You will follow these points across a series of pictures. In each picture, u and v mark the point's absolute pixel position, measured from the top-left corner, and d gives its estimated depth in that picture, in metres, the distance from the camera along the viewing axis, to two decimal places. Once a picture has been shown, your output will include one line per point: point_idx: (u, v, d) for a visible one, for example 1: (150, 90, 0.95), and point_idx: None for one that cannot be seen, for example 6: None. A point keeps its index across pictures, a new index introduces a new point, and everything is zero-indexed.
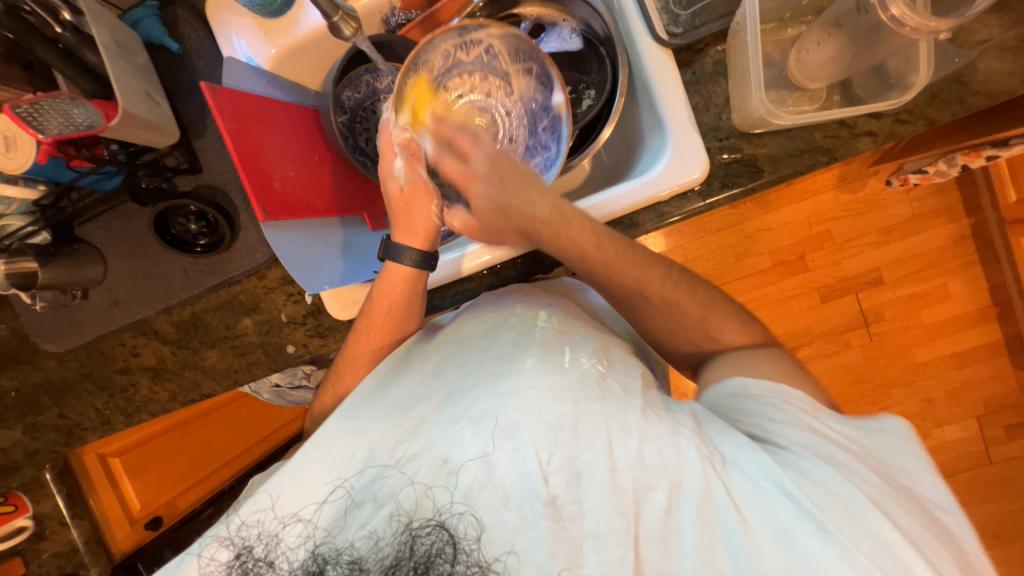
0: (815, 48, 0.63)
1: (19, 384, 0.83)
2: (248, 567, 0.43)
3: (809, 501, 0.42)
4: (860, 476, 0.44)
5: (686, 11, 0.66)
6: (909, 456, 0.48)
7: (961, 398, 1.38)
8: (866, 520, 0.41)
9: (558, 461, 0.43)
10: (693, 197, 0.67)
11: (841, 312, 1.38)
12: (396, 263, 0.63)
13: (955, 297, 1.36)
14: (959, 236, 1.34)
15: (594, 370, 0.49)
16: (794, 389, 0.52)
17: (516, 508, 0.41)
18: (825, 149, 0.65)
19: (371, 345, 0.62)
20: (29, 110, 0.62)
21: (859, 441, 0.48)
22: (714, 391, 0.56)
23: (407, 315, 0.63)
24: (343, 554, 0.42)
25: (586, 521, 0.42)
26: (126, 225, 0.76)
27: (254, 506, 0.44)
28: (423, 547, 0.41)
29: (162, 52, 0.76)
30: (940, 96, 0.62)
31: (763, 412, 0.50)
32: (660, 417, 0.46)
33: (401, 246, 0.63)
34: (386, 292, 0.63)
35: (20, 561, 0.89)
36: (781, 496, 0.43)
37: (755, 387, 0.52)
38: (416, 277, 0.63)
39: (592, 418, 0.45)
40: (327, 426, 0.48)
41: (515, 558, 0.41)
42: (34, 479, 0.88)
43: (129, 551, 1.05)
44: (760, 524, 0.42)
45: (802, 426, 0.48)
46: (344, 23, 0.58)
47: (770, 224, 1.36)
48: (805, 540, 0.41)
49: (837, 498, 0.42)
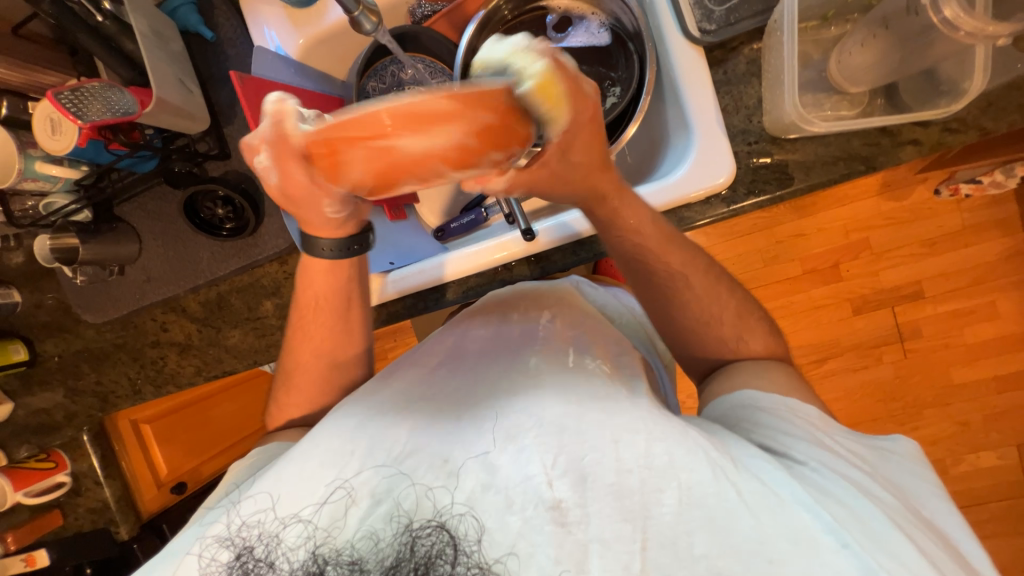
0: (859, 49, 0.59)
1: (61, 350, 0.88)
2: (248, 567, 0.43)
3: (830, 515, 0.40)
4: (875, 492, 0.43)
5: (721, 7, 0.63)
6: (916, 476, 0.47)
7: (1002, 424, 1.30)
8: (886, 534, 0.40)
9: (563, 464, 0.42)
10: (718, 202, 0.64)
11: (876, 325, 1.31)
12: (316, 254, 0.57)
13: (1003, 316, 1.27)
14: (1013, 251, 1.25)
15: (597, 370, 0.51)
16: (804, 404, 0.51)
17: (519, 512, 0.41)
18: (864, 157, 0.61)
19: (317, 342, 0.62)
20: (70, 97, 0.64)
21: (868, 461, 0.47)
22: (721, 403, 0.54)
23: (343, 308, 0.62)
24: (343, 555, 0.42)
25: (592, 525, 0.41)
26: (161, 206, 0.80)
27: (254, 506, 0.45)
28: (423, 548, 0.41)
29: (197, 39, 0.78)
30: (997, 104, 0.57)
31: (775, 424, 0.49)
32: (668, 416, 0.45)
33: (317, 236, 0.55)
34: (315, 285, 0.60)
35: (60, 512, 0.96)
36: (799, 507, 0.41)
37: (765, 399, 0.51)
38: (337, 267, 0.59)
39: (595, 418, 0.44)
40: (324, 427, 0.48)
41: (516, 561, 0.40)
42: (73, 439, 0.93)
43: (155, 511, 1.11)
44: (774, 531, 0.40)
45: (816, 442, 0.47)
46: (364, 17, 0.57)
47: (804, 230, 1.29)
48: (824, 552, 0.39)
49: (855, 512, 0.41)
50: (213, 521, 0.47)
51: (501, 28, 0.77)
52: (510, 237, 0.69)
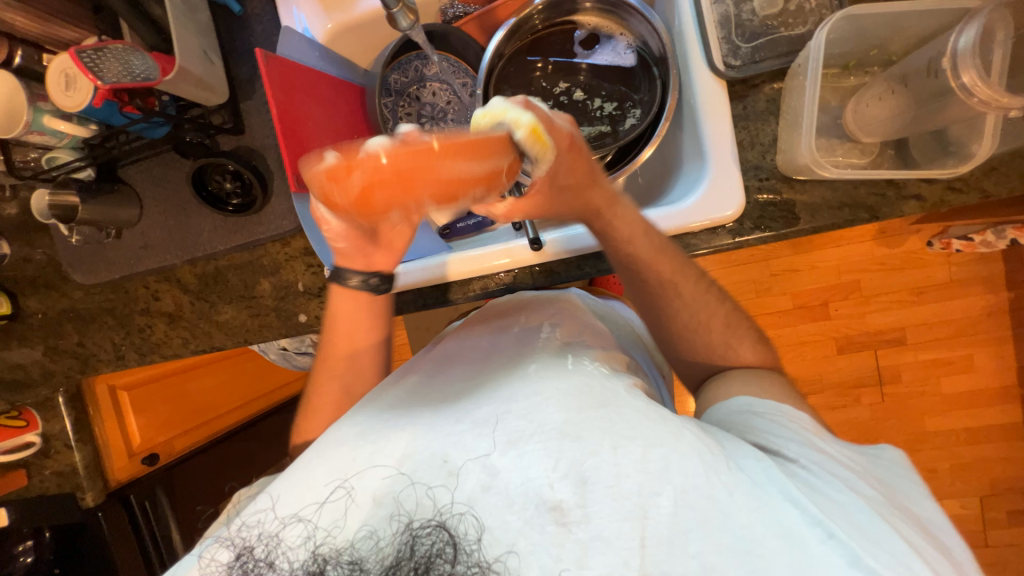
0: (876, 102, 0.62)
1: (46, 307, 0.87)
2: (248, 568, 0.43)
3: (818, 509, 0.41)
4: (862, 490, 0.44)
5: (748, 44, 0.65)
6: (905, 480, 0.48)
7: (967, 475, 1.34)
8: (872, 529, 0.40)
9: (564, 467, 0.42)
10: (723, 233, 0.65)
11: (858, 366, 1.34)
12: (343, 287, 0.59)
13: (980, 370, 1.31)
14: (996, 308, 1.29)
15: (597, 372, 0.51)
16: (797, 410, 0.52)
17: (520, 512, 0.41)
18: (868, 206, 0.63)
19: (347, 365, 0.63)
20: (91, 55, 0.63)
21: (859, 463, 0.48)
22: (716, 409, 0.56)
23: (366, 334, 0.62)
24: (343, 554, 0.42)
25: (590, 524, 0.41)
26: (166, 174, 0.79)
27: (255, 506, 0.45)
28: (424, 547, 0.41)
29: (223, 11, 0.77)
30: (1000, 170, 0.60)
31: (769, 427, 0.50)
32: (665, 421, 0.45)
33: (344, 269, 0.57)
34: (350, 316, 0.61)
35: (25, 472, 0.94)
36: (790, 505, 0.41)
37: (760, 404, 0.52)
38: (366, 299, 0.61)
39: (596, 423, 0.45)
40: (325, 438, 0.48)
41: (517, 559, 0.40)
42: (47, 399, 0.91)
43: (123, 484, 1.04)
44: (762, 527, 0.40)
45: (809, 444, 0.48)
46: (402, 15, 0.58)
47: (798, 266, 1.32)
48: (812, 546, 0.39)
49: (841, 507, 0.42)
50: (219, 528, 0.47)
51: (529, 36, 0.78)
52: (517, 244, 0.69)
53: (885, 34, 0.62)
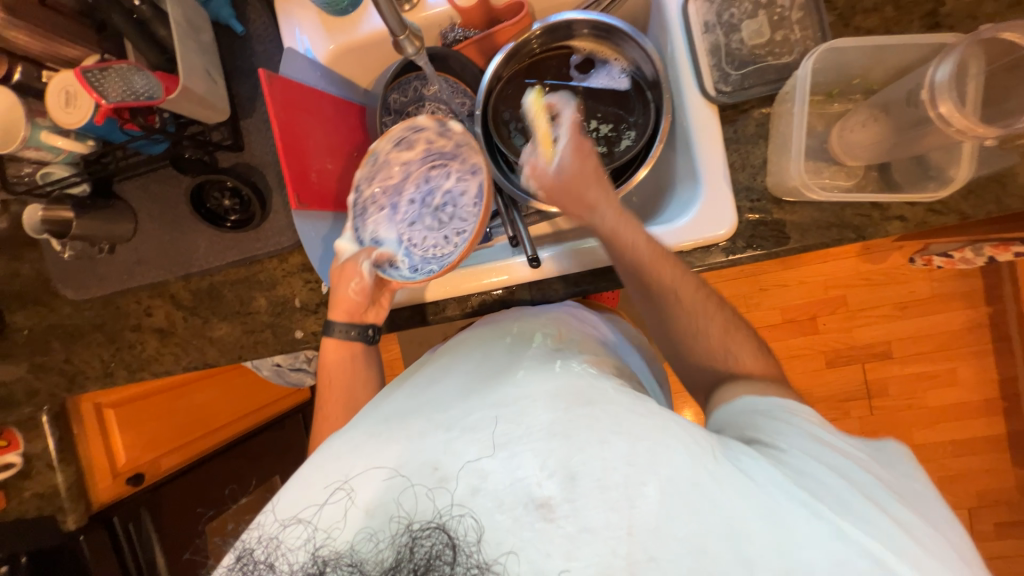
0: (860, 129, 0.65)
1: (32, 323, 0.86)
2: (248, 568, 0.43)
3: (804, 492, 0.41)
4: (855, 476, 0.44)
5: (736, 71, 0.68)
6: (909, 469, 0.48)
7: (955, 487, 1.36)
8: (863, 513, 0.40)
9: (552, 465, 0.41)
10: (717, 251, 0.67)
11: (847, 380, 1.37)
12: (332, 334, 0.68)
13: (963, 384, 1.35)
14: (977, 322, 1.32)
15: (584, 372, 0.52)
16: (800, 405, 0.52)
17: (508, 511, 0.41)
18: (854, 226, 0.65)
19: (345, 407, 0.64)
20: (96, 74, 0.65)
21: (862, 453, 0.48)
22: (721, 412, 0.55)
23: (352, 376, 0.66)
24: (343, 557, 0.41)
25: (579, 516, 0.40)
26: (163, 189, 0.79)
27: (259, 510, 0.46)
28: (423, 549, 0.40)
29: (226, 32, 0.78)
30: (976, 193, 0.63)
31: (765, 424, 0.49)
32: (651, 416, 0.45)
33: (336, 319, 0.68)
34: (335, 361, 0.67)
35: (4, 494, 0.92)
36: (778, 493, 0.41)
37: (765, 404, 0.52)
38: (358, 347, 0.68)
39: (580, 420, 0.44)
40: (324, 450, 0.49)
41: (514, 559, 0.39)
42: (30, 418, 0.90)
43: (108, 503, 1.00)
44: (752, 514, 0.40)
45: (809, 434, 0.47)
46: (408, 41, 0.59)
47: (786, 281, 1.35)
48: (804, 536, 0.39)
49: (834, 495, 0.42)
50: None
51: (527, 60, 0.80)
52: (515, 262, 0.70)
53: (865, 65, 0.65)
